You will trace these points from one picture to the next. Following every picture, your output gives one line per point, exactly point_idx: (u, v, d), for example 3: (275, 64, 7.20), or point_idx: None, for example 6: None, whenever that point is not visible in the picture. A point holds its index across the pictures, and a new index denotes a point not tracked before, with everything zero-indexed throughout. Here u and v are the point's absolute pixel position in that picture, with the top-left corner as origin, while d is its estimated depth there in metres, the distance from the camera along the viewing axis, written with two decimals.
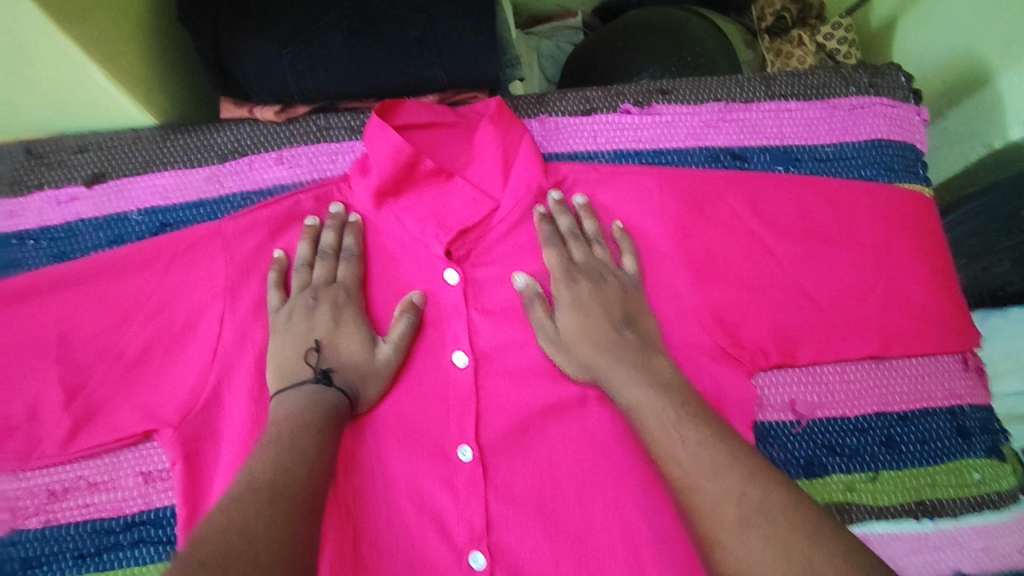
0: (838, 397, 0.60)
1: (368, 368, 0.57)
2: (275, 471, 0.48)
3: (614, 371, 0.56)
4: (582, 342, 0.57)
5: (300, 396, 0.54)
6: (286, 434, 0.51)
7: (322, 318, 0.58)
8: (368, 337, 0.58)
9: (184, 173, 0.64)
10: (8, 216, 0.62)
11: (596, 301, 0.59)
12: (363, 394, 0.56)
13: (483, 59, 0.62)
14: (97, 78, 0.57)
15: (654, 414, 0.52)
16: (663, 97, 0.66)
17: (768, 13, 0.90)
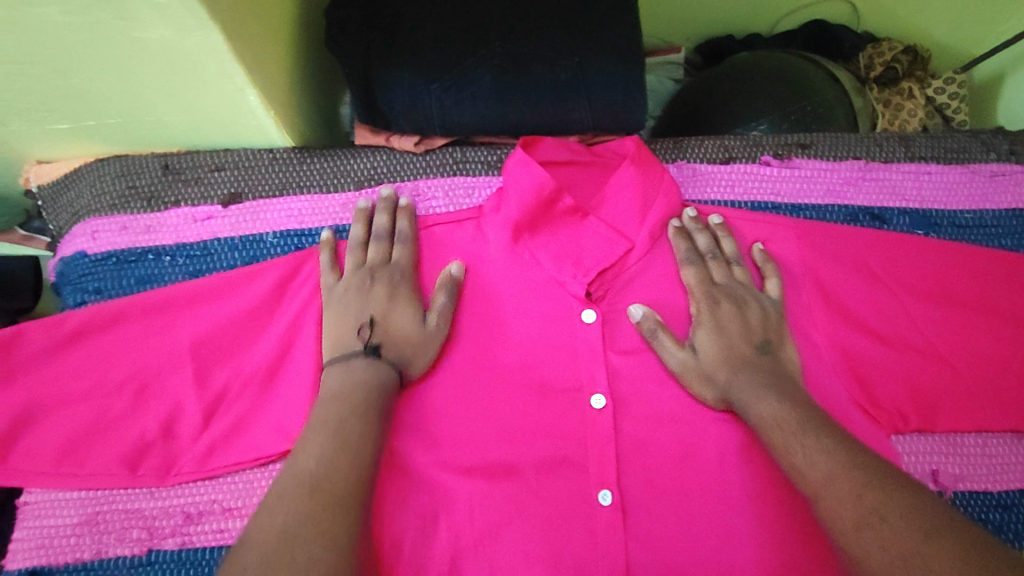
0: (982, 471, 0.60)
1: (421, 339, 0.56)
2: (325, 406, 0.51)
3: (749, 388, 0.55)
4: (718, 360, 0.57)
5: (351, 371, 0.53)
6: (338, 394, 0.52)
7: (379, 294, 0.57)
8: (419, 309, 0.58)
9: (320, 198, 0.63)
10: (145, 231, 0.62)
11: (734, 324, 0.58)
12: (412, 365, 0.56)
13: (630, 102, 0.62)
14: (252, 101, 0.57)
15: (780, 428, 0.53)
16: (802, 151, 0.65)
17: (878, 62, 0.90)
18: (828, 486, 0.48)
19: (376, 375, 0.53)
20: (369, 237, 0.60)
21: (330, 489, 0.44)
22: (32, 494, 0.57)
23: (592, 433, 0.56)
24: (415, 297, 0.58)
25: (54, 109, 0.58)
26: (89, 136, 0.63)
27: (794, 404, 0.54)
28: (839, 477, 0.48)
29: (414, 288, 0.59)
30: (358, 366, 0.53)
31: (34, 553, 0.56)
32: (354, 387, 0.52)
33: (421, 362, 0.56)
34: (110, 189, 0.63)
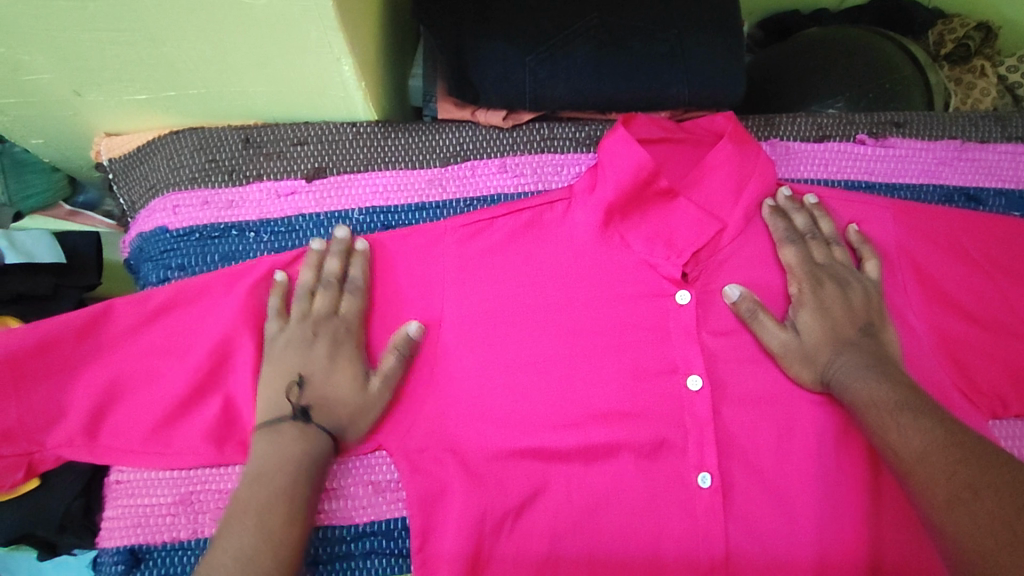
0: None
1: (359, 404, 0.53)
2: (248, 487, 0.49)
3: (849, 367, 0.55)
4: (818, 341, 0.57)
5: (275, 442, 0.51)
6: (266, 471, 0.49)
7: (319, 353, 0.54)
8: (360, 371, 0.54)
9: (406, 173, 0.62)
10: (227, 206, 0.61)
11: (834, 306, 0.57)
12: (349, 432, 0.53)
13: (729, 78, 0.60)
14: (344, 73, 0.55)
15: (880, 408, 0.51)
16: (896, 130, 0.64)
17: (949, 39, 0.87)
18: (921, 465, 0.47)
19: (308, 444, 0.51)
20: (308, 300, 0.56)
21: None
22: (123, 473, 0.56)
23: (691, 417, 0.55)
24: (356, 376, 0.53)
25: (136, 79, 0.56)
26: (166, 107, 0.60)
27: (895, 382, 0.53)
28: (932, 454, 0.47)
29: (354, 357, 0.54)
30: (288, 434, 0.51)
31: (130, 531, 0.55)
32: (288, 458, 0.50)
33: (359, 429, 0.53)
34: (189, 162, 0.62)
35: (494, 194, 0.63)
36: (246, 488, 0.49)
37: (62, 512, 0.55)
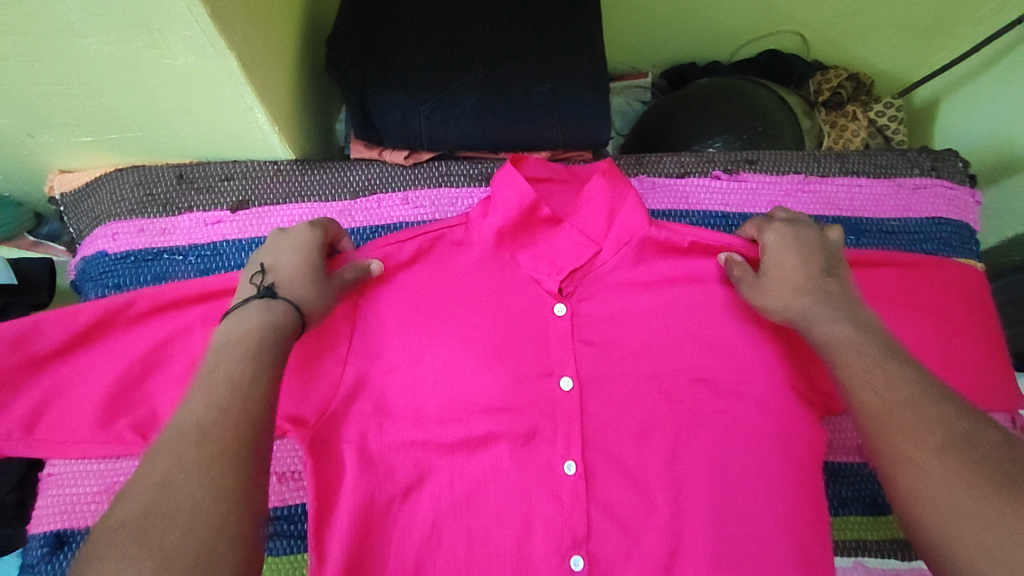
0: None
1: (319, 281, 0.58)
2: (225, 353, 0.50)
3: (811, 312, 0.60)
4: (792, 290, 0.62)
5: (247, 313, 0.53)
6: (240, 337, 0.51)
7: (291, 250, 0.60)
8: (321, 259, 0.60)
9: (320, 205, 0.71)
10: (161, 233, 0.69)
11: (803, 260, 0.64)
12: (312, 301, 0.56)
13: (597, 123, 0.70)
14: (258, 119, 0.65)
15: (845, 343, 0.56)
16: (749, 167, 0.74)
17: (825, 88, 1.00)
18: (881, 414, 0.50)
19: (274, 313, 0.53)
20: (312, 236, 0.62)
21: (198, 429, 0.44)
22: (54, 466, 0.62)
23: (562, 414, 0.63)
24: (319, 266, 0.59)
25: (81, 123, 0.65)
26: (110, 147, 0.70)
27: (858, 322, 0.58)
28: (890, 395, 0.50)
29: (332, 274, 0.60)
30: (252, 308, 0.53)
31: (57, 517, 0.61)
32: (262, 321, 0.52)
33: (320, 296, 0.57)
34: (127, 195, 0.70)
35: (396, 223, 0.72)
36: (225, 351, 0.50)
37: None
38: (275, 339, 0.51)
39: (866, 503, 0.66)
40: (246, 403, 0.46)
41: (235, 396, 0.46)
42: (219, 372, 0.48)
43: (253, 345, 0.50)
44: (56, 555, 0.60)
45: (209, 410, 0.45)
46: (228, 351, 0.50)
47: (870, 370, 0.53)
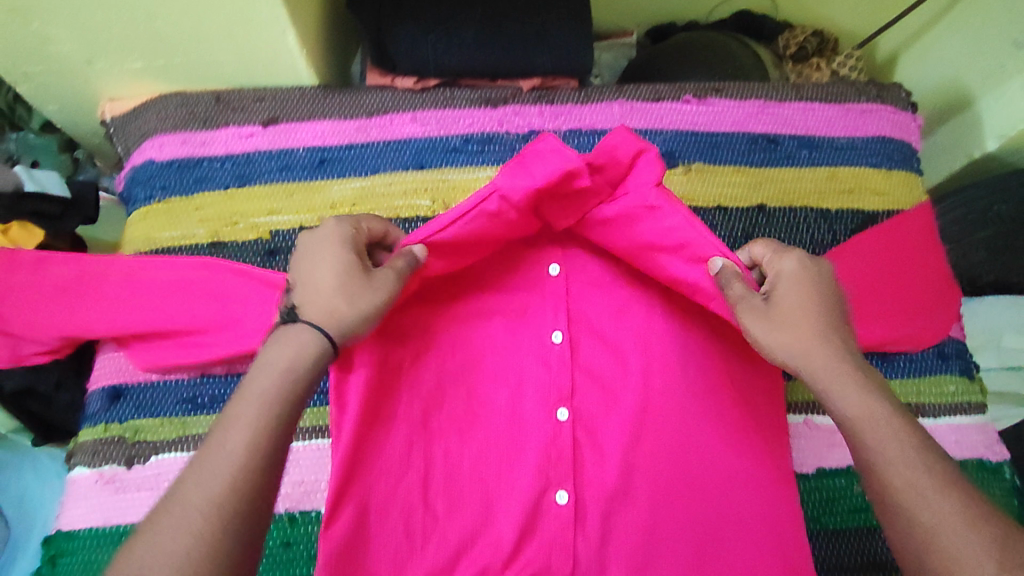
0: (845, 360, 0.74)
1: (343, 291, 0.56)
2: (252, 382, 0.52)
3: (834, 377, 0.54)
4: (800, 339, 0.55)
5: (278, 337, 0.54)
6: (271, 365, 0.52)
7: (310, 264, 0.58)
8: (350, 268, 0.57)
9: (339, 122, 0.80)
10: (201, 145, 0.79)
11: (816, 303, 0.57)
12: (341, 326, 0.55)
13: (582, 50, 0.82)
14: (288, 41, 0.75)
15: (867, 423, 0.51)
16: (715, 93, 0.84)
17: (793, 43, 1.10)
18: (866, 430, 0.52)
19: (307, 353, 0.54)
20: (341, 239, 0.59)
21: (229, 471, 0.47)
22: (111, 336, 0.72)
23: (549, 292, 0.74)
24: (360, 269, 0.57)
25: (135, 48, 0.75)
26: (156, 74, 0.80)
27: (874, 380, 0.54)
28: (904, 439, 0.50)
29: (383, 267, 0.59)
30: (280, 334, 0.55)
31: (114, 376, 0.70)
32: (283, 370, 0.52)
33: (349, 312, 0.55)
34: (173, 114, 0.79)
35: (407, 139, 0.81)
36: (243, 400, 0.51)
37: (60, 369, 0.74)
38: (285, 389, 0.51)
39: None
40: (268, 448, 0.49)
41: (254, 454, 0.48)
42: (241, 411, 0.50)
43: (273, 396, 0.51)
44: (114, 405, 0.69)
45: (234, 450, 0.48)
46: (242, 404, 0.50)
47: (882, 442, 0.50)
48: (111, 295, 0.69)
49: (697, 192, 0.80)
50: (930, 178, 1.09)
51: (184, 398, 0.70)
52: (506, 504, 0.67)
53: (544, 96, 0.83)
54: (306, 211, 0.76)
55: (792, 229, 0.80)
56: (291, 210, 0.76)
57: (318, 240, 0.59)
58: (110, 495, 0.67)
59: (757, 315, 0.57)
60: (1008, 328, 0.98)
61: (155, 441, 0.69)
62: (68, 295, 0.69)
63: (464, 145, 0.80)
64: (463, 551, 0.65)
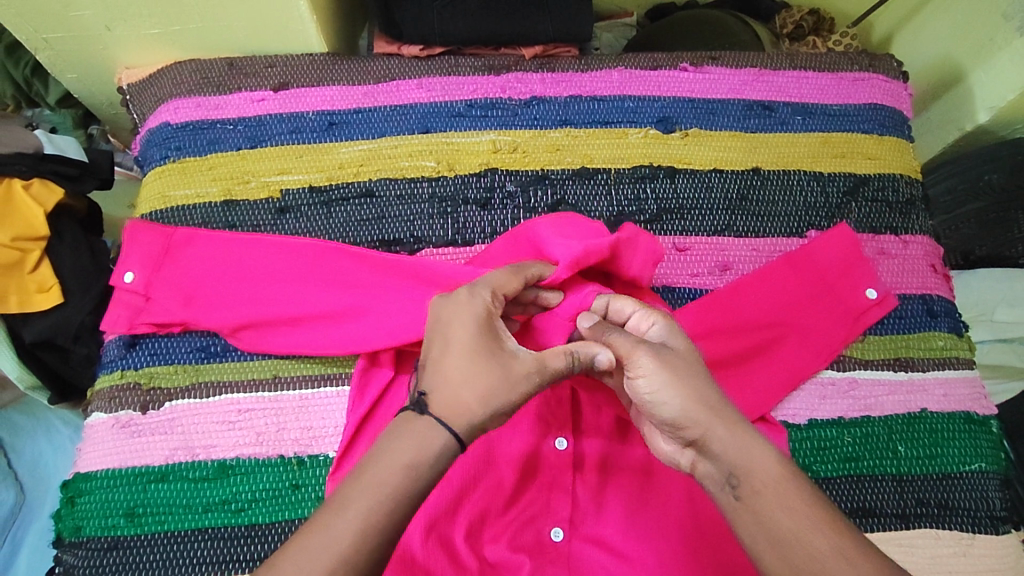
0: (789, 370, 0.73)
1: (482, 385, 0.51)
2: (374, 464, 0.48)
3: (740, 440, 0.50)
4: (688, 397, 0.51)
5: (399, 426, 0.51)
6: (392, 450, 0.49)
7: (448, 341, 0.53)
8: (491, 354, 0.52)
9: (348, 87, 0.82)
10: (214, 108, 0.81)
11: (687, 377, 0.52)
12: (473, 420, 0.50)
13: (582, 20, 0.87)
14: (300, 8, 0.78)
15: (777, 483, 0.48)
16: (711, 62, 0.88)
17: (789, 22, 1.13)
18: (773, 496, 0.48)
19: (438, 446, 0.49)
20: (480, 312, 0.54)
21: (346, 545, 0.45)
22: None
23: None
24: (495, 353, 0.53)
25: (152, 14, 0.78)
26: (171, 40, 0.83)
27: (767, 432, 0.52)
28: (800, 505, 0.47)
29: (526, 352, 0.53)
30: (402, 424, 0.51)
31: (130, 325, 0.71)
32: (406, 464, 0.48)
33: (487, 408, 0.51)
34: (187, 79, 0.82)
35: (414, 104, 0.83)
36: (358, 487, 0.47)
37: (78, 321, 0.75)
38: (407, 487, 0.47)
39: None
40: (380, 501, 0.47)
41: (368, 515, 0.46)
42: (361, 490, 0.47)
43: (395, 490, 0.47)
44: (131, 352, 0.70)
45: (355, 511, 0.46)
46: (358, 488, 0.47)
47: (797, 510, 0.47)
48: (192, 271, 0.70)
49: (694, 155, 0.83)
50: (923, 152, 1.11)
51: (198, 346, 0.70)
52: (503, 445, 0.68)
53: (546, 64, 0.86)
54: (316, 171, 0.79)
55: (787, 191, 0.82)
56: (301, 170, 0.79)
57: (458, 317, 0.54)
58: (128, 439, 0.67)
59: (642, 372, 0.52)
60: (1000, 303, 0.98)
61: (171, 388, 0.69)
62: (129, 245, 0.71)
63: (468, 110, 0.82)
64: (465, 496, 0.66)
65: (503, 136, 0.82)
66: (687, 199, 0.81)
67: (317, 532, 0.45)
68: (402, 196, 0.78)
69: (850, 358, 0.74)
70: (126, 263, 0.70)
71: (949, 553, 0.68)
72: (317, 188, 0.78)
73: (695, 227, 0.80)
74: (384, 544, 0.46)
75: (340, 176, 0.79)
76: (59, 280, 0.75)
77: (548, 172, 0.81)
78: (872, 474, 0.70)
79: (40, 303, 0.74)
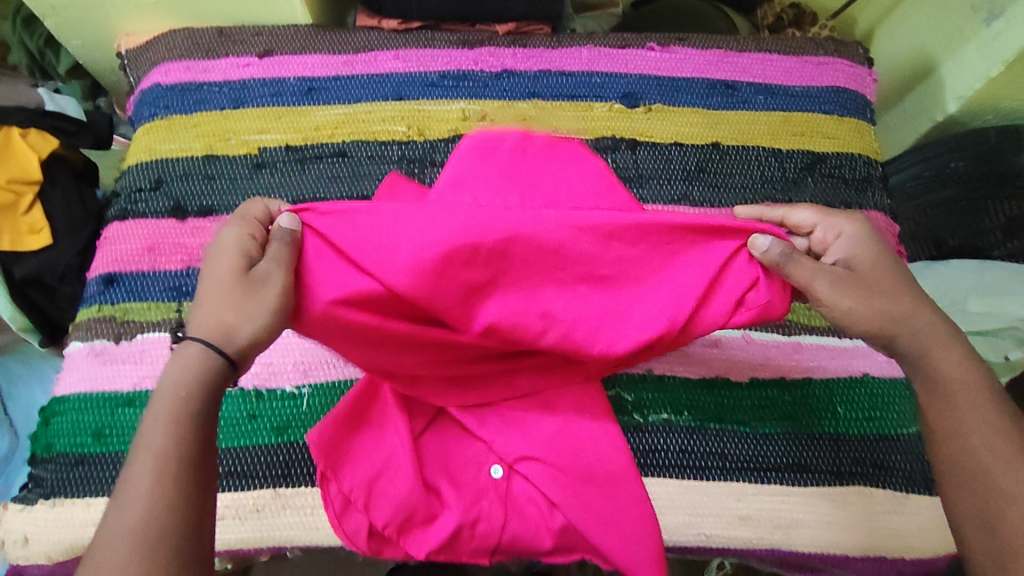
0: (723, 359, 0.74)
1: (233, 310, 0.51)
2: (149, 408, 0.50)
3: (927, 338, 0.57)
4: (869, 318, 0.56)
5: (179, 359, 0.51)
6: (164, 389, 0.50)
7: (202, 284, 0.53)
8: (233, 282, 0.51)
9: (329, 56, 0.87)
10: (202, 72, 0.86)
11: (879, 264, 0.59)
12: (237, 337, 0.51)
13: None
14: None
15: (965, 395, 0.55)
16: (679, 42, 0.91)
17: (769, 14, 1.17)
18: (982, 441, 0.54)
19: (204, 367, 0.51)
20: (235, 242, 0.53)
21: (155, 487, 0.47)
22: (109, 230, 0.78)
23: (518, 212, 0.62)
24: (244, 273, 0.52)
25: None
26: (167, 9, 0.88)
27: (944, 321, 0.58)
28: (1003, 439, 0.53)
29: (264, 265, 0.50)
30: (181, 355, 0.52)
31: (109, 264, 0.76)
32: (171, 390, 0.50)
33: (243, 325, 0.51)
34: (179, 45, 0.87)
35: (389, 73, 0.87)
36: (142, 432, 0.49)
37: (63, 262, 0.80)
38: (178, 406, 0.49)
39: None
40: (169, 432, 0.48)
41: (154, 448, 0.48)
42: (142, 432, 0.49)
43: (184, 412, 0.49)
44: (108, 288, 0.75)
45: (146, 453, 0.47)
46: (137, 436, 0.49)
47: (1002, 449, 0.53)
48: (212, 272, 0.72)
49: (656, 129, 0.86)
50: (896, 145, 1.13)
51: (172, 285, 0.75)
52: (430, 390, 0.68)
53: (518, 40, 0.90)
54: (293, 132, 0.83)
55: (744, 165, 0.85)
56: (280, 130, 0.83)
57: (214, 255, 0.53)
58: (100, 366, 0.72)
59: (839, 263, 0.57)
60: (971, 293, 0.99)
61: (143, 322, 0.74)
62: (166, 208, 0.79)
63: (440, 80, 0.87)
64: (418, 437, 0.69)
65: (473, 105, 0.86)
66: (646, 168, 0.84)
67: (123, 490, 0.47)
68: (373, 157, 0.83)
69: (797, 323, 0.76)
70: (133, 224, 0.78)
71: (882, 510, 0.69)
72: (293, 147, 0.83)
73: (653, 195, 0.82)
74: (193, 463, 0.48)
75: (316, 137, 0.83)
76: (49, 224, 0.81)
77: None
78: (811, 433, 0.71)
79: (31, 244, 0.80)
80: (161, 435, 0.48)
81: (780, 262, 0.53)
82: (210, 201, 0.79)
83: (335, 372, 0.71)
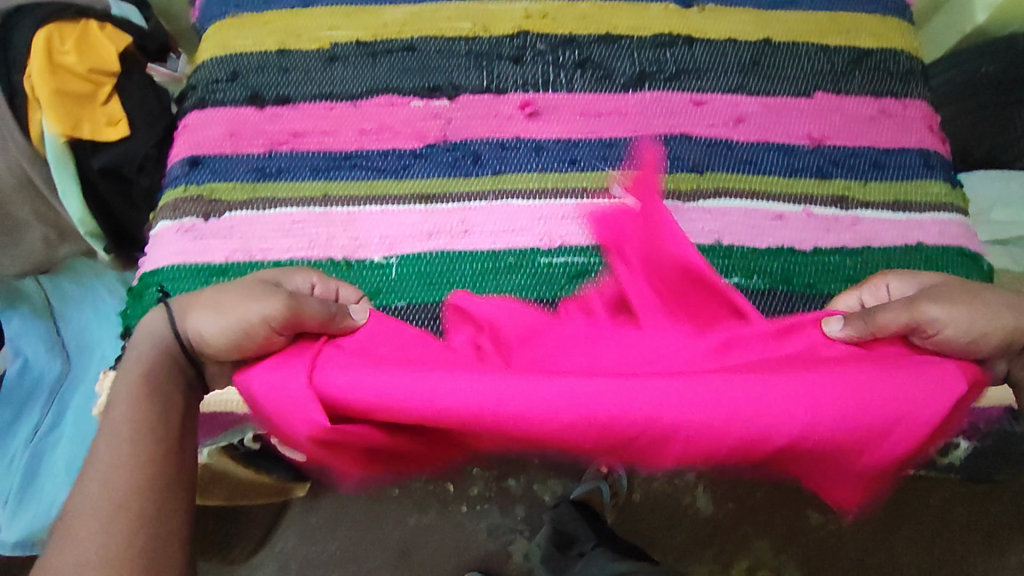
0: (782, 230, 0.78)
1: (221, 329, 0.61)
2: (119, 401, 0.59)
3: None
4: (990, 326, 0.59)
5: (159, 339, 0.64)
6: (142, 373, 0.61)
7: (225, 287, 0.64)
8: (229, 314, 0.61)
9: None
10: None
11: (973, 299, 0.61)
12: (205, 347, 0.63)
13: None
14: None
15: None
16: None
17: None
18: None
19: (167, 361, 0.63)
20: (261, 287, 0.62)
21: (119, 458, 0.56)
22: (189, 120, 0.80)
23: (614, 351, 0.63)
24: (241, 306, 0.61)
25: None
26: None
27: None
28: None
29: (251, 329, 0.60)
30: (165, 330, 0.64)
31: (192, 149, 0.79)
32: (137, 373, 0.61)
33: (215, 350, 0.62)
34: None
35: None
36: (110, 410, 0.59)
37: (142, 152, 0.84)
38: (144, 391, 0.60)
39: (813, 170, 0.81)
40: (144, 411, 0.59)
41: (121, 438, 0.57)
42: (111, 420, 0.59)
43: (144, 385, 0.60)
44: (193, 171, 0.77)
45: (118, 444, 0.57)
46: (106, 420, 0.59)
47: None
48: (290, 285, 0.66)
49: (710, 27, 0.89)
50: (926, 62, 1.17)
51: (255, 167, 0.78)
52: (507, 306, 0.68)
53: None
54: (362, 29, 0.86)
55: (796, 59, 0.88)
56: (349, 27, 0.86)
57: (237, 288, 0.63)
58: (191, 242, 0.74)
59: (931, 297, 0.61)
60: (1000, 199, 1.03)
61: (230, 201, 0.76)
62: (243, 97, 0.81)
63: None
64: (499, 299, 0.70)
65: (534, 5, 0.89)
66: (703, 62, 0.87)
67: (90, 465, 0.56)
68: (441, 51, 0.85)
69: (851, 198, 0.81)
70: (212, 113, 0.80)
71: None
72: (363, 42, 0.85)
73: (711, 86, 0.86)
74: (165, 430, 0.59)
75: (384, 33, 0.86)
76: (127, 116, 0.83)
77: (575, 35, 0.87)
78: None
79: (111, 133, 0.82)
80: (135, 428, 0.58)
81: (861, 331, 0.62)
82: (287, 92, 0.82)
83: (420, 244, 0.76)
